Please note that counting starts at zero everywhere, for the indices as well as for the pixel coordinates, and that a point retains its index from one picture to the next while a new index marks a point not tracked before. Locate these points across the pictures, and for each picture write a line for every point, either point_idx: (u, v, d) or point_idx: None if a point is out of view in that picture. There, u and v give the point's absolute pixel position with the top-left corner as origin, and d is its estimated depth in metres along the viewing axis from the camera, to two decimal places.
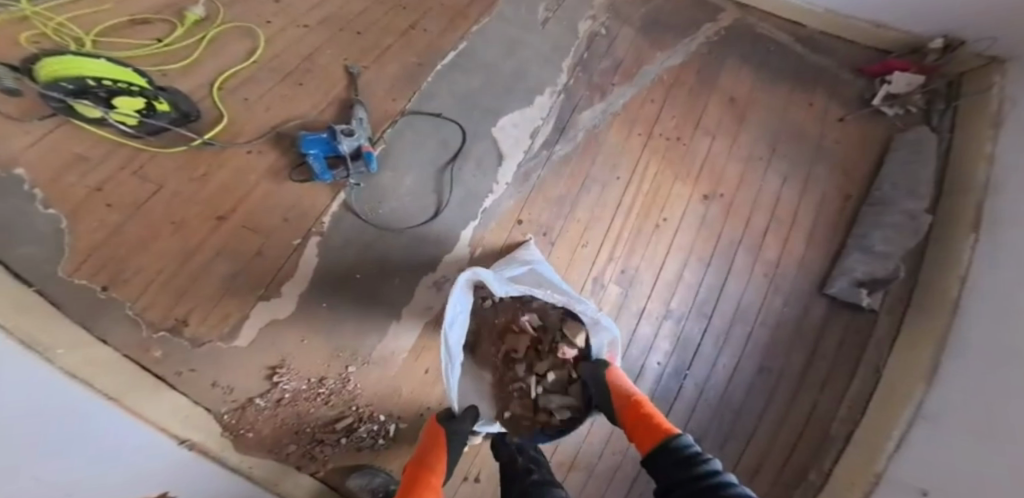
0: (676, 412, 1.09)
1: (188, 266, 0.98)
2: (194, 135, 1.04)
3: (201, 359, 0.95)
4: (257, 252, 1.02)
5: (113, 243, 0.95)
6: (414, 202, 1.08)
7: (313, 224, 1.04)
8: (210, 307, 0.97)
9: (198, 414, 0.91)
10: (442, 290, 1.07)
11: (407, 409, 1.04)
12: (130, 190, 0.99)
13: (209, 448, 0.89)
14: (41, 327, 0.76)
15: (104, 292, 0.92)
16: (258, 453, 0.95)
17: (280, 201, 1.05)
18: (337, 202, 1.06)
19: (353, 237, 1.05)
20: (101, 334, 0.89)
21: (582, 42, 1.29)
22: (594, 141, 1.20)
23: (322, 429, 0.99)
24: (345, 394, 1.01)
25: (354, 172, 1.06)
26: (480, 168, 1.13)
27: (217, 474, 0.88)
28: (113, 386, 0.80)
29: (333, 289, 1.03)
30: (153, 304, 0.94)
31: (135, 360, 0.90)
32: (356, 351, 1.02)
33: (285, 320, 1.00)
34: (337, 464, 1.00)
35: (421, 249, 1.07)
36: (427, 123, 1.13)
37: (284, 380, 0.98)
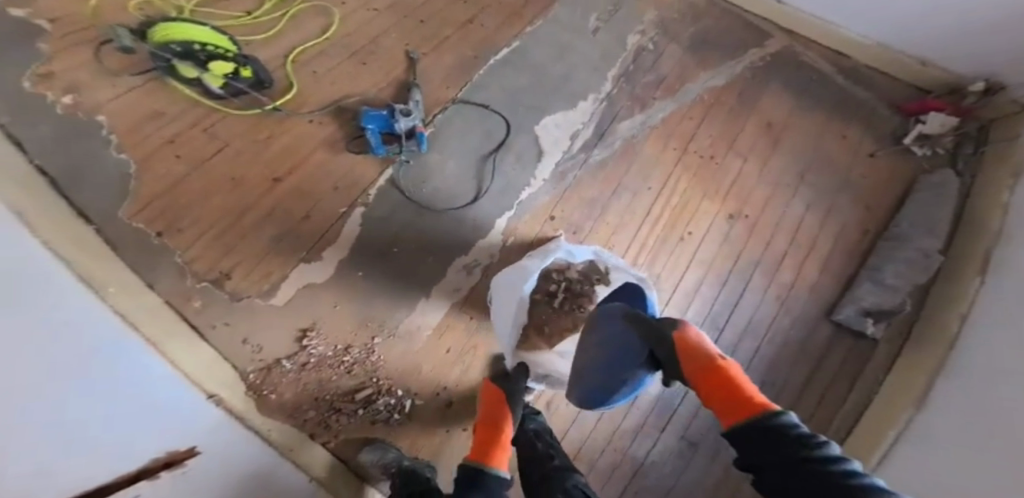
0: (677, 418, 1.14)
1: (241, 222, 1.07)
2: (267, 101, 1.13)
3: (236, 315, 1.03)
4: (306, 216, 1.09)
5: (176, 192, 1.06)
6: (455, 185, 1.15)
7: (360, 194, 1.11)
8: (255, 262, 1.06)
9: (227, 371, 0.99)
10: (472, 274, 1.13)
11: (424, 387, 1.10)
12: (199, 146, 1.09)
13: (233, 407, 0.95)
14: (102, 272, 0.93)
15: (158, 239, 1.03)
16: (278, 416, 1.01)
17: (330, 170, 1.12)
18: (384, 177, 1.13)
19: (396, 211, 1.12)
20: (152, 279, 1.00)
21: (628, 54, 1.35)
22: (630, 149, 1.26)
23: (340, 399, 1.05)
24: (368, 365, 1.07)
25: (408, 149, 1.13)
26: (520, 162, 1.19)
27: (244, 437, 0.93)
28: (158, 333, 0.93)
29: (372, 260, 1.10)
30: (200, 256, 1.04)
31: (176, 308, 1.00)
32: (382, 324, 1.09)
33: (322, 284, 1.08)
34: (348, 436, 1.05)
35: (458, 232, 1.14)
36: (475, 113, 1.19)
37: (312, 344, 1.05)
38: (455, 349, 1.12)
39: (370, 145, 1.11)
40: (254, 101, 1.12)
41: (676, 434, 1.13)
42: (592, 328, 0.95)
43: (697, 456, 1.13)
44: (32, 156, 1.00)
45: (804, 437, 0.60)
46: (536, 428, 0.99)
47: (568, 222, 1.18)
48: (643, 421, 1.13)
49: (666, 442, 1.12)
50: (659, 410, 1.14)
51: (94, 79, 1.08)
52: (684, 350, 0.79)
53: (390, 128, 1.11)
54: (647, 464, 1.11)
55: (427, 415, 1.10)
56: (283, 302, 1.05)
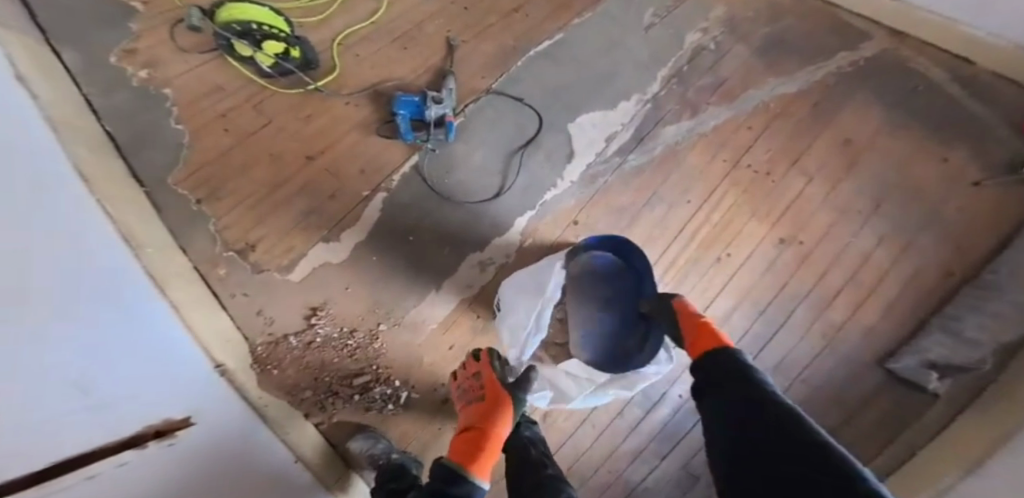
0: (681, 449, 1.05)
1: (272, 196, 1.10)
2: (310, 81, 1.14)
3: (254, 287, 1.09)
4: (332, 195, 1.10)
5: (219, 163, 1.11)
6: (478, 178, 1.13)
7: (384, 180, 1.11)
8: (278, 237, 1.09)
9: (238, 340, 1.05)
10: (485, 271, 1.11)
11: (422, 381, 1.09)
12: (245, 120, 1.13)
13: (237, 377, 1.00)
14: (142, 226, 1.00)
15: (198, 205, 1.09)
16: (275, 390, 1.06)
17: (358, 150, 1.12)
18: (410, 163, 1.12)
19: (418, 199, 1.11)
20: (185, 242, 1.07)
21: (684, 53, 1.25)
22: (669, 159, 1.17)
23: (339, 382, 1.08)
24: (370, 352, 1.09)
25: (435, 138, 1.12)
26: (548, 162, 1.15)
27: (243, 409, 0.97)
28: (183, 299, 0.98)
29: (389, 247, 1.10)
30: (232, 225, 1.09)
31: (204, 274, 1.06)
32: (391, 313, 1.09)
33: (337, 264, 1.09)
34: (342, 420, 1.09)
35: (477, 227, 1.12)
36: (507, 105, 1.16)
37: (320, 323, 1.08)
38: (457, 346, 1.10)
39: (398, 131, 1.10)
40: (300, 79, 1.14)
41: (677, 463, 1.05)
42: (580, 288, 1.08)
43: (694, 489, 1.05)
44: (104, 122, 1.09)
45: (823, 444, 0.50)
46: (531, 436, 0.95)
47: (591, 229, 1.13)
48: (642, 445, 1.05)
49: (665, 470, 1.04)
50: (660, 439, 1.06)
51: (168, 55, 1.16)
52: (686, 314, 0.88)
53: (420, 115, 1.10)
54: (639, 490, 1.04)
55: (419, 409, 1.10)
56: (298, 278, 1.09)
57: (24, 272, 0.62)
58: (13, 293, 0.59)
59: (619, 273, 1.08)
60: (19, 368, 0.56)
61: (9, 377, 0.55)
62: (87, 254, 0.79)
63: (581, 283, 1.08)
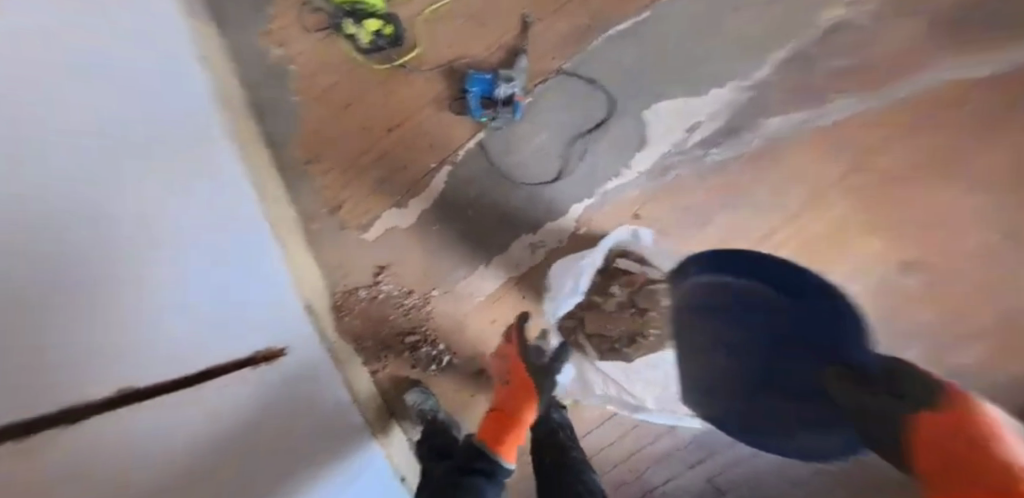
0: (709, 462, 1.24)
1: (358, 163, 1.19)
2: (396, 59, 1.15)
3: (337, 241, 1.21)
4: (405, 166, 1.17)
5: (317, 131, 1.20)
6: (538, 162, 1.12)
7: (449, 155, 1.15)
8: (361, 199, 1.19)
9: (320, 282, 1.17)
10: (535, 252, 1.17)
11: (463, 348, 1.21)
12: (340, 94, 1.19)
13: (320, 318, 1.12)
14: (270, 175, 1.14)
15: (308, 165, 1.20)
16: (344, 335, 1.19)
17: (434, 126, 1.16)
18: (474, 141, 1.14)
19: (482, 176, 1.14)
20: (295, 197, 1.20)
21: (819, 31, 1.04)
22: (753, 163, 1.10)
23: (393, 336, 1.20)
24: (421, 313, 1.20)
25: (502, 116, 1.09)
26: (612, 149, 1.11)
27: (321, 349, 1.08)
28: (291, 242, 1.11)
29: (446, 217, 1.17)
30: (327, 186, 1.20)
31: (302, 224, 1.20)
32: (447, 283, 1.19)
33: (404, 229, 1.18)
34: (392, 371, 1.22)
35: (532, 209, 1.15)
36: (578, 87, 1.10)
37: (384, 281, 1.19)
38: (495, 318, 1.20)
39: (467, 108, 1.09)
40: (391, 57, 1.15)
41: (700, 477, 1.25)
42: (697, 314, 1.10)
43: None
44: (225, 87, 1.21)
45: None
46: (560, 420, 1.07)
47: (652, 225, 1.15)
48: (670, 451, 1.23)
49: (688, 477, 1.25)
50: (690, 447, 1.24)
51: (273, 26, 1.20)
52: (935, 433, 0.63)
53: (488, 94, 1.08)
54: (658, 489, 1.26)
55: (460, 373, 1.23)
56: (371, 240, 1.20)
57: (142, 222, 0.74)
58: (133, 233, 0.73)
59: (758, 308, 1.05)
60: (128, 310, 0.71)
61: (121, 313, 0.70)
62: (235, 190, 0.92)
63: (693, 313, 1.11)
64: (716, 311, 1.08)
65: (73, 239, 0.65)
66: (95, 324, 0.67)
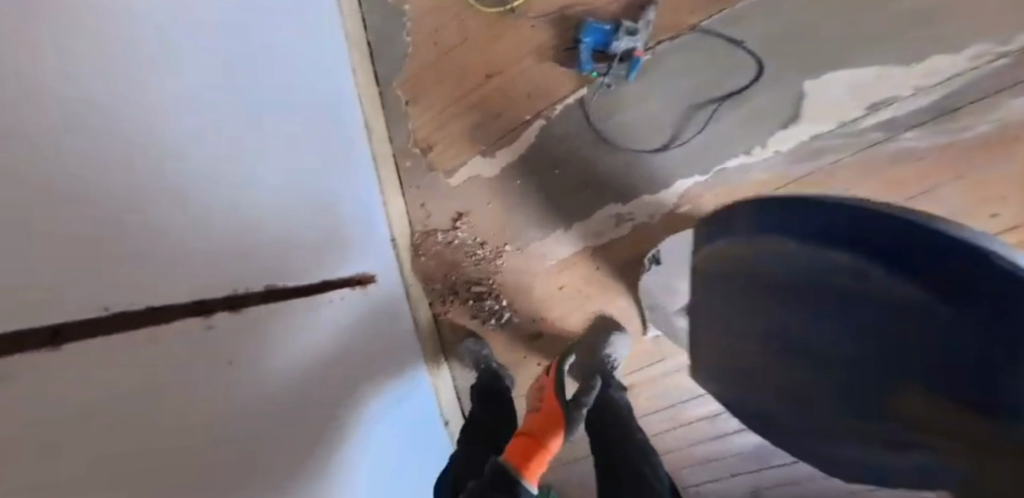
0: (759, 473, 1.20)
1: (454, 107, 1.17)
2: (507, 1, 1.09)
3: (425, 182, 1.23)
4: (498, 113, 1.14)
5: (419, 72, 1.19)
6: (649, 127, 1.02)
7: (546, 108, 1.09)
8: (452, 143, 1.19)
9: (405, 219, 1.24)
10: (620, 224, 1.09)
11: (526, 308, 1.19)
12: (446, 35, 1.15)
13: (400, 252, 1.23)
14: (376, 114, 1.23)
15: (406, 105, 1.22)
16: (417, 273, 1.24)
17: (535, 77, 1.10)
18: (576, 96, 1.06)
19: (581, 133, 1.07)
20: (392, 134, 1.24)
21: None
22: (948, 158, 0.85)
23: (461, 283, 1.22)
24: (490, 266, 1.19)
25: (615, 73, 1.02)
26: (745, 123, 0.97)
27: (394, 279, 1.20)
28: (389, 178, 1.24)
29: (532, 171, 1.12)
30: (421, 126, 1.21)
31: (396, 162, 1.24)
32: (518, 242, 1.17)
33: (486, 179, 1.17)
34: (454, 317, 1.25)
35: (629, 177, 1.05)
36: (712, 50, 0.95)
37: (461, 228, 1.20)
38: (560, 285, 1.16)
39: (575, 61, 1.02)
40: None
41: (746, 484, 1.23)
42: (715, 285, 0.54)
43: None
44: None
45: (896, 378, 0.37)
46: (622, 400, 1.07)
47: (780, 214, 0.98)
48: (717, 456, 1.22)
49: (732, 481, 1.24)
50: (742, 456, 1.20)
51: None
52: None
53: (602, 47, 0.99)
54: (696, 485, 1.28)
55: (518, 333, 1.22)
56: (455, 185, 1.20)
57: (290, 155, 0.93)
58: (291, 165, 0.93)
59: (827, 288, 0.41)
60: (295, 220, 0.92)
61: (291, 224, 0.91)
62: (343, 139, 1.12)
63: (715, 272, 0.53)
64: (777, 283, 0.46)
65: (256, 166, 0.83)
66: (283, 233, 0.88)
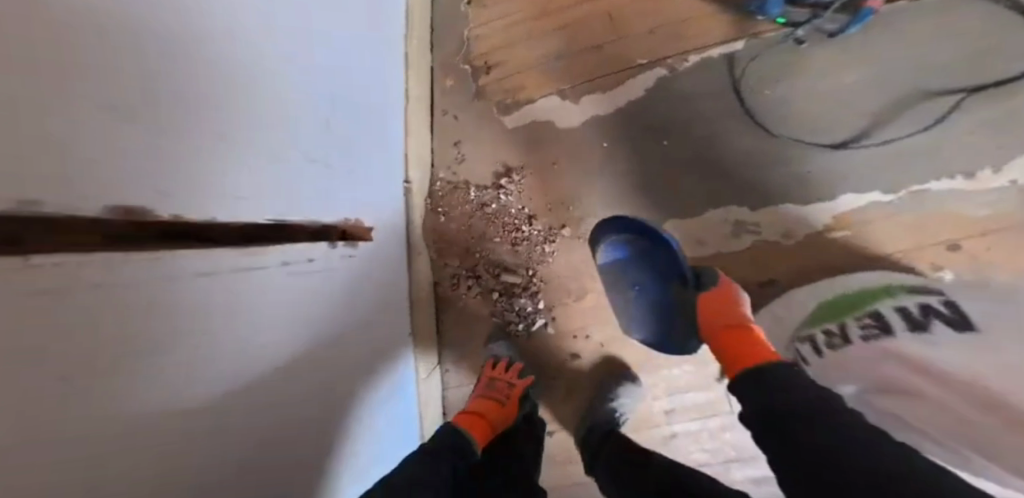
0: None
1: (537, 23, 0.97)
2: None
3: (466, 113, 0.99)
4: (597, 47, 0.99)
5: None
6: (833, 116, 0.99)
7: (673, 57, 1.00)
8: (519, 68, 0.98)
9: (426, 163, 0.99)
10: (736, 232, 1.00)
11: (566, 319, 0.98)
12: None
13: (411, 200, 0.97)
14: (420, 11, 0.98)
15: (466, 7, 0.99)
16: (428, 233, 0.99)
17: (661, 13, 1.00)
18: (727, 48, 1.00)
19: (723, 102, 1.00)
20: (436, 38, 1.00)
21: None
22: None
23: (486, 266, 0.97)
24: (536, 256, 0.97)
25: (819, 23, 0.97)
26: (975, 129, 0.95)
27: (397, 242, 0.91)
28: (416, 99, 0.98)
29: (634, 138, 0.99)
30: (484, 37, 0.99)
31: (433, 79, 1.00)
32: (579, 229, 0.97)
33: (558, 129, 0.98)
34: (465, 307, 0.99)
35: (759, 170, 1.00)
36: (932, 26, 0.96)
37: (506, 190, 0.97)
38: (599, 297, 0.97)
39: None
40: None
41: None
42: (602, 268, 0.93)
43: None
44: None
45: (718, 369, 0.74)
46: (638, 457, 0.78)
47: (971, 261, 0.97)
48: None
49: None
50: None
51: None
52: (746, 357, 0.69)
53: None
54: None
55: (540, 341, 0.98)
56: (511, 126, 0.99)
57: (315, 89, 0.59)
58: (317, 99, 0.59)
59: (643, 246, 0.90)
60: (316, 182, 0.60)
61: (311, 184, 0.59)
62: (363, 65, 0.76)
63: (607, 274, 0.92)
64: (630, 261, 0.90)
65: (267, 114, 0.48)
66: (299, 197, 0.55)
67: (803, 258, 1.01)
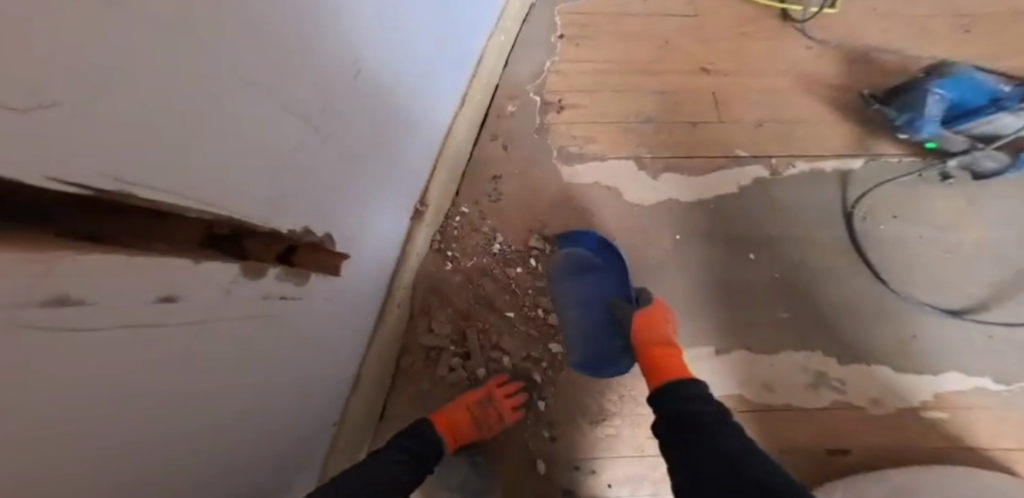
0: None
1: (631, 77, 0.86)
2: (799, 20, 0.90)
3: (518, 150, 0.84)
4: (692, 123, 0.84)
5: (607, 21, 0.89)
6: (955, 275, 0.80)
7: (777, 153, 0.83)
8: (596, 118, 0.84)
9: (449, 194, 0.81)
10: (812, 385, 0.77)
11: (568, 440, 0.75)
12: (672, 5, 0.90)
13: (414, 236, 0.76)
14: (503, 31, 0.85)
15: (556, 40, 0.88)
16: (421, 278, 0.79)
17: (774, 103, 0.86)
18: (843, 161, 0.84)
19: (825, 218, 0.82)
20: (512, 61, 0.87)
21: None
22: None
23: (487, 342, 0.78)
24: (553, 350, 0.78)
25: (978, 158, 0.80)
26: None
27: (381, 278, 0.70)
28: (465, 122, 0.81)
29: (709, 234, 0.81)
30: (564, 75, 0.86)
31: (492, 103, 0.85)
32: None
33: (621, 199, 0.82)
34: (443, 384, 0.77)
35: (855, 314, 0.79)
36: None
37: (540, 255, 0.80)
38: (620, 424, 0.76)
39: (920, 111, 0.79)
40: (813, 6, 0.91)
41: None
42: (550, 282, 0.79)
43: None
44: None
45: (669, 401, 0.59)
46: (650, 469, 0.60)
47: None
48: None
49: None
50: None
51: None
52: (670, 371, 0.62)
53: (962, 112, 0.80)
54: None
55: (513, 452, 0.75)
56: (565, 178, 0.83)
57: (349, 53, 0.43)
58: (345, 69, 0.43)
59: (592, 265, 0.78)
60: (305, 173, 0.41)
61: (297, 175, 0.40)
62: (421, 58, 0.61)
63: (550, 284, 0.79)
64: (579, 274, 0.78)
65: (274, 52, 0.31)
66: (271, 188, 0.36)
67: (893, 441, 0.75)
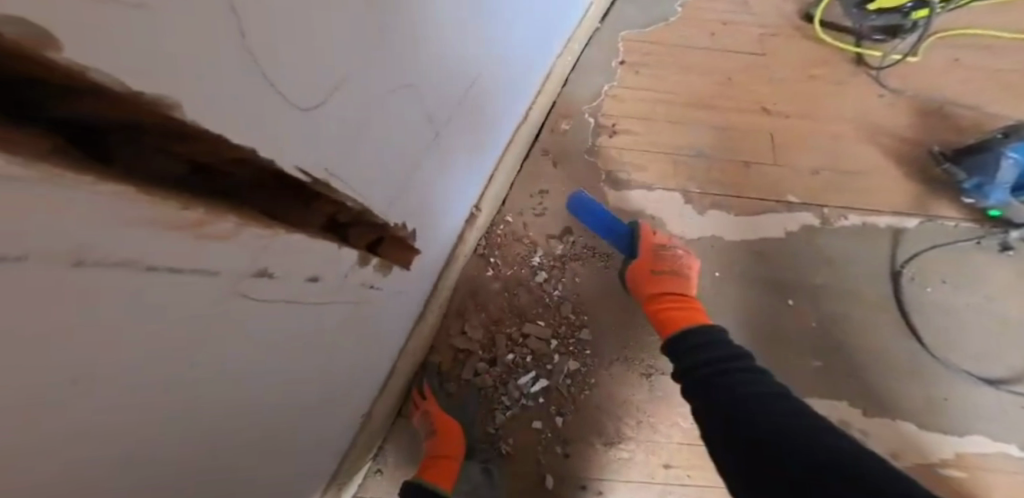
0: None
1: (690, 110, 0.86)
2: (875, 67, 0.88)
3: (568, 167, 0.85)
4: (745, 163, 0.84)
5: (672, 50, 0.89)
6: (1001, 347, 0.78)
7: (830, 203, 0.82)
8: (649, 147, 0.85)
9: (501, 201, 0.84)
10: None
11: (585, 455, 0.78)
12: (741, 41, 0.89)
13: (463, 241, 0.79)
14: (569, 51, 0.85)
15: (617, 64, 0.88)
16: (463, 280, 0.82)
17: (833, 152, 0.84)
18: (897, 219, 0.82)
19: (869, 272, 0.80)
20: (571, 80, 0.88)
21: None
22: None
23: (521, 347, 0.80)
24: (583, 363, 0.80)
25: None
26: None
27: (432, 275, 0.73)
28: (528, 132, 0.83)
29: (749, 275, 0.80)
30: (622, 100, 0.87)
31: (548, 118, 0.87)
32: (637, 354, 0.81)
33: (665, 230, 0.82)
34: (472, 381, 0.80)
35: (890, 374, 0.77)
36: None
37: (580, 272, 0.83)
38: (633, 448, 0.78)
39: (989, 176, 0.76)
40: (895, 53, 0.88)
41: None
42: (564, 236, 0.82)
43: None
44: None
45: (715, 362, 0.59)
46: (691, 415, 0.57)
47: None
48: None
49: None
50: None
51: None
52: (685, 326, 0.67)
53: None
54: None
55: (524, 463, 0.77)
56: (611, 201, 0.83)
57: (449, 81, 0.46)
58: (445, 94, 0.46)
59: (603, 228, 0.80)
60: (404, 186, 0.45)
61: (399, 187, 0.44)
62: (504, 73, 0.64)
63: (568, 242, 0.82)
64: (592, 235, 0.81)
65: (391, 86, 0.35)
66: (380, 199, 0.40)
67: None
